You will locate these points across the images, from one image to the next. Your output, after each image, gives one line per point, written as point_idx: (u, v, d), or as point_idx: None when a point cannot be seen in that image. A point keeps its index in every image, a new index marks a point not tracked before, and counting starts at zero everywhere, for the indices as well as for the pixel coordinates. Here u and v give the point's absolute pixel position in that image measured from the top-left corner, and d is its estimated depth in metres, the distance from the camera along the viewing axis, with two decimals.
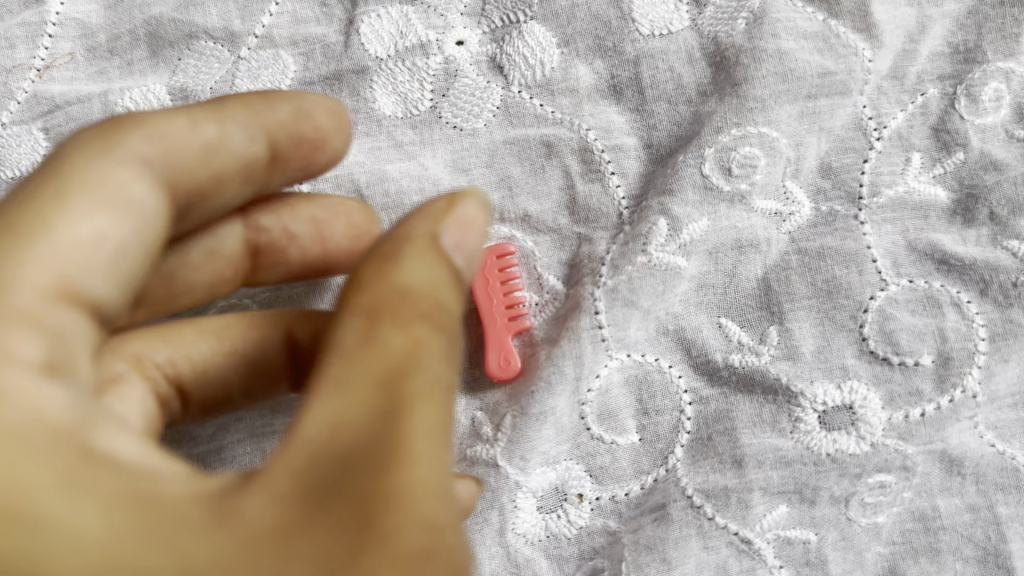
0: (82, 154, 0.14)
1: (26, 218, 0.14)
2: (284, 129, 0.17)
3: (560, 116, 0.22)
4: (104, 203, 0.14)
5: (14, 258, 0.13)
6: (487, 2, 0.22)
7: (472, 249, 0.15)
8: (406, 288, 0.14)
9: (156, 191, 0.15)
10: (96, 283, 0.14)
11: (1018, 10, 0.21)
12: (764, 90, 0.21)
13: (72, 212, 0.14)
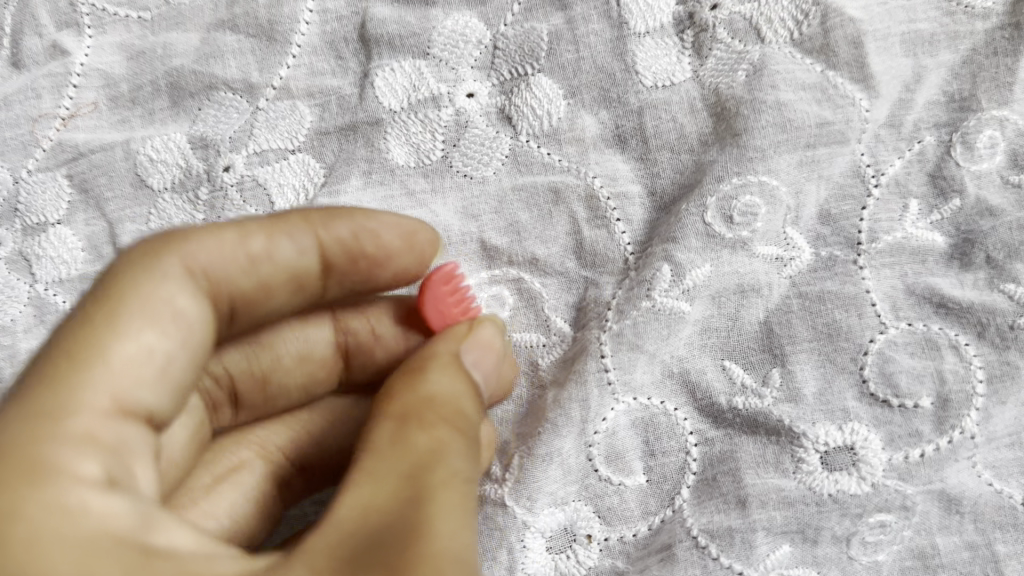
0: (130, 275, 0.16)
1: (81, 344, 0.15)
2: (339, 244, 0.19)
3: (567, 164, 0.22)
4: (152, 317, 0.16)
5: (82, 377, 0.15)
6: (496, 55, 0.23)
7: (491, 368, 0.19)
8: (429, 395, 0.17)
9: (198, 300, 0.16)
10: (147, 394, 0.16)
11: (1011, 60, 0.22)
12: (764, 141, 0.22)
13: (124, 332, 0.15)
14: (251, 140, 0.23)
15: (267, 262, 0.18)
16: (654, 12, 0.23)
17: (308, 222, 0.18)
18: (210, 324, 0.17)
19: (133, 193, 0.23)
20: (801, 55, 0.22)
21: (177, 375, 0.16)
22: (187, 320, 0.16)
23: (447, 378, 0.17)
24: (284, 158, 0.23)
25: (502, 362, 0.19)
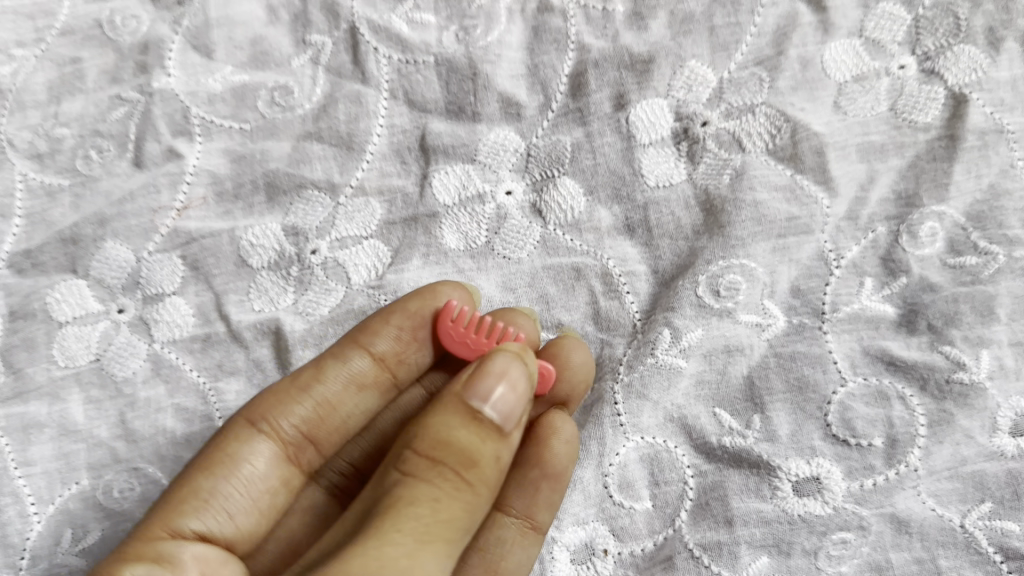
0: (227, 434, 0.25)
1: (191, 482, 0.24)
2: (362, 330, 0.26)
3: (587, 248, 0.28)
4: (230, 472, 0.25)
5: (188, 498, 0.24)
6: (530, 161, 0.29)
7: (495, 400, 0.21)
8: (423, 441, 0.21)
9: (261, 445, 0.25)
10: (222, 522, 0.24)
11: (946, 165, 0.27)
12: (744, 231, 0.27)
13: (220, 475, 0.24)
14: (333, 230, 0.29)
15: (320, 386, 0.26)
16: (656, 127, 0.28)
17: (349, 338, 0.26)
18: (264, 468, 0.25)
19: (236, 271, 0.29)
20: (774, 161, 0.28)
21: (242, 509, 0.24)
22: (256, 470, 0.25)
23: (444, 416, 0.21)
24: (360, 243, 0.28)
25: (518, 393, 0.21)
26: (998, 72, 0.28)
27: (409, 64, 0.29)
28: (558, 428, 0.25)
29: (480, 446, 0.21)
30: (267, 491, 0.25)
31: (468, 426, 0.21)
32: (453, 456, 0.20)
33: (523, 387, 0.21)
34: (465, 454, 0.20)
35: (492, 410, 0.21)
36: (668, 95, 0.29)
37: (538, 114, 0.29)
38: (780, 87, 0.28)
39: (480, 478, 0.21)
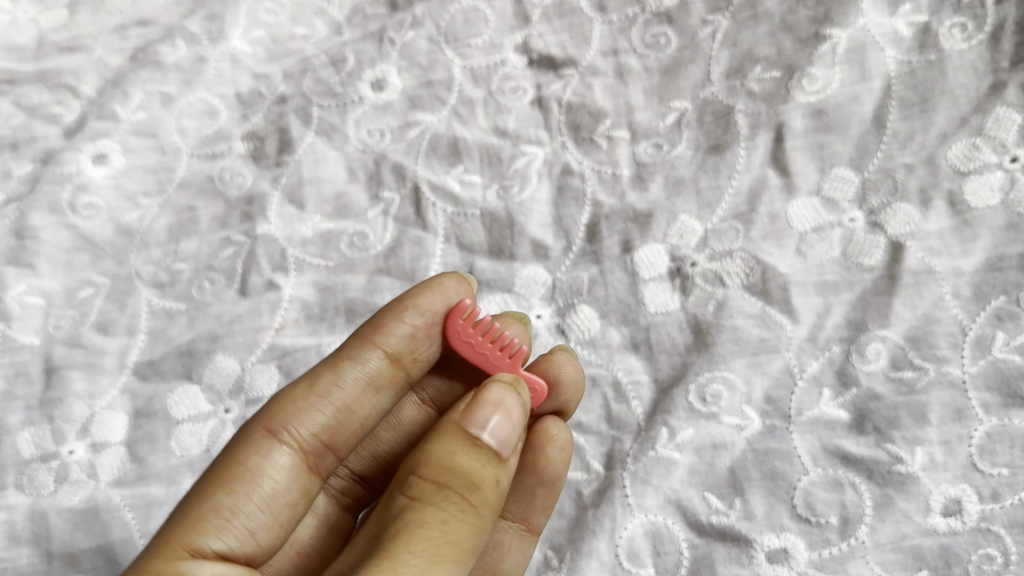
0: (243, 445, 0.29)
1: (209, 500, 0.27)
2: (376, 329, 0.31)
3: (600, 360, 0.36)
4: (249, 484, 0.28)
5: (209, 516, 0.27)
6: (555, 291, 0.37)
7: (490, 423, 0.26)
8: (429, 467, 0.26)
9: (279, 455, 0.29)
10: (246, 531, 0.27)
11: (886, 299, 0.34)
12: (725, 350, 0.35)
13: (237, 489, 0.28)
14: None
15: (335, 391, 0.31)
16: (655, 266, 0.36)
17: (362, 341, 0.31)
18: (283, 478, 0.29)
19: None
20: (750, 295, 0.35)
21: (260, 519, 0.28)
22: (277, 478, 0.28)
23: (451, 445, 0.26)
24: None
25: (513, 418, 0.27)
26: (928, 225, 0.35)
27: (459, 214, 0.37)
28: (552, 437, 0.32)
29: (479, 471, 0.26)
30: (285, 496, 0.29)
31: (470, 452, 0.26)
32: (457, 478, 0.25)
33: (516, 413, 0.27)
34: (466, 477, 0.25)
35: (489, 435, 0.26)
36: (665, 241, 0.37)
37: (562, 254, 0.37)
38: (753, 236, 0.36)
39: (482, 501, 0.25)
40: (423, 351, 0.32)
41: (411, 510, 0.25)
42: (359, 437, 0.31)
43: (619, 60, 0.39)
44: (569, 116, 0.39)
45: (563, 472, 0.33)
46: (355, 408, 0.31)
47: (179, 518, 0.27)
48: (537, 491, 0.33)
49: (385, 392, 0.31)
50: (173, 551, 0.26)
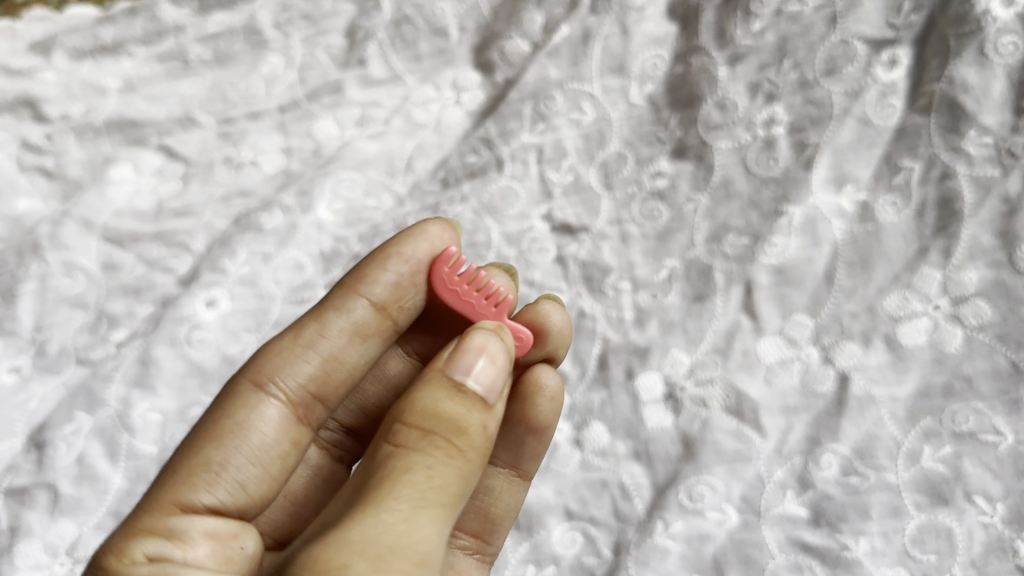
0: (233, 406, 0.37)
1: (198, 453, 0.36)
2: (358, 290, 0.40)
3: (609, 466, 0.45)
4: (237, 440, 0.37)
5: (202, 463, 0.35)
6: (570, 407, 0.47)
7: (469, 368, 0.32)
8: (417, 410, 0.31)
9: (270, 409, 0.38)
10: (236, 478, 0.36)
11: (835, 419, 0.44)
12: (708, 460, 0.44)
13: (226, 447, 0.36)
14: None
15: (319, 346, 0.40)
16: (651, 389, 0.47)
17: (345, 300, 0.40)
18: (267, 434, 0.37)
19: None
20: (728, 414, 0.45)
21: (246, 469, 0.36)
22: (266, 431, 0.37)
23: (437, 392, 0.32)
24: None
25: (496, 360, 0.33)
26: (870, 360, 0.45)
27: None
28: (543, 386, 0.42)
29: (465, 416, 0.31)
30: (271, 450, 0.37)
31: (454, 396, 0.31)
32: (443, 424, 0.31)
33: (500, 357, 0.33)
34: (452, 423, 0.31)
35: (472, 377, 0.32)
36: (660, 369, 0.47)
37: (577, 379, 0.48)
38: (730, 366, 0.46)
39: (467, 444, 0.31)
40: (400, 304, 0.41)
41: (399, 454, 0.30)
42: (345, 383, 0.40)
43: (622, 229, 0.51)
44: (583, 271, 0.50)
45: (555, 421, 0.43)
46: (342, 353, 0.40)
47: (175, 472, 0.35)
48: (532, 442, 0.43)
49: (367, 343, 0.41)
50: (169, 505, 0.34)
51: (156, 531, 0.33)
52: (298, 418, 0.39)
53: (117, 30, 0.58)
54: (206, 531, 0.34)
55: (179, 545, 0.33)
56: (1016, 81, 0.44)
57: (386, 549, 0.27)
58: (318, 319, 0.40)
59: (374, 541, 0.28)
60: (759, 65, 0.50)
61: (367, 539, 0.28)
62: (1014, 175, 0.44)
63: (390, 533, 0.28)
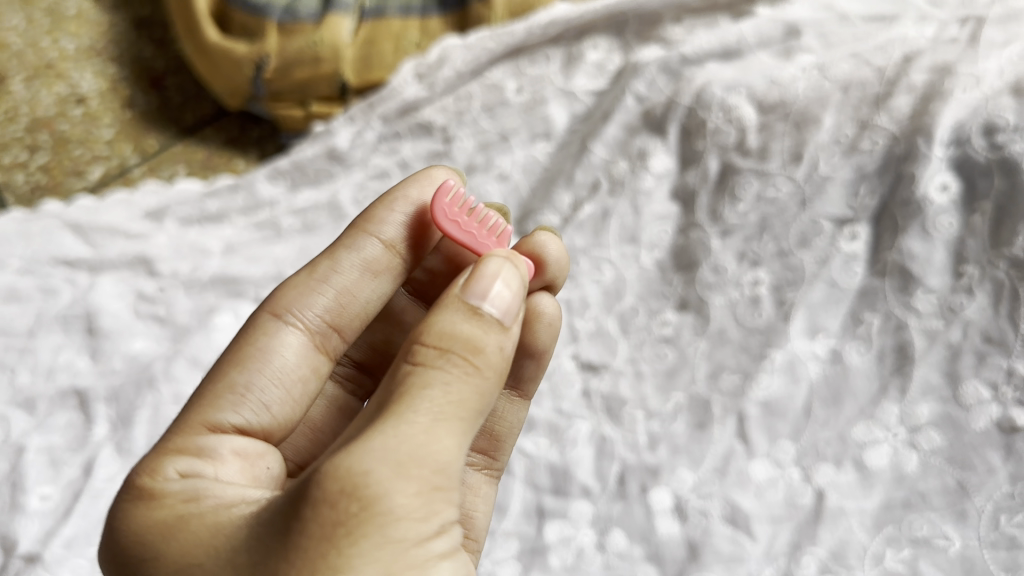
0: (256, 339, 0.43)
1: (224, 383, 0.41)
2: (366, 226, 0.46)
3: (625, 565, 0.51)
4: (257, 370, 0.42)
5: (226, 390, 0.41)
6: (595, 518, 0.53)
7: (482, 295, 0.35)
8: (433, 331, 0.34)
9: (288, 337, 0.44)
10: (260, 402, 0.42)
11: (816, 532, 0.50)
12: (709, 561, 0.50)
13: (246, 374, 0.42)
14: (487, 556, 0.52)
15: (331, 279, 0.45)
16: (660, 501, 0.52)
17: (353, 238, 0.46)
18: (287, 362, 0.43)
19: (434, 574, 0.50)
20: (725, 523, 0.51)
21: (269, 396, 0.42)
22: (285, 359, 0.43)
23: (455, 315, 0.35)
24: (508, 558, 0.52)
25: (510, 282, 0.36)
26: (844, 478, 0.51)
27: (532, 466, 0.55)
28: (541, 312, 0.47)
29: (481, 336, 0.34)
30: (292, 380, 0.43)
31: (474, 319, 0.35)
32: (460, 343, 0.34)
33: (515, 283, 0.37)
34: (468, 343, 0.34)
35: (487, 301, 0.35)
36: (669, 486, 0.53)
37: (600, 492, 0.53)
38: (727, 482, 0.52)
39: (483, 362, 0.34)
40: (408, 241, 0.46)
41: (420, 370, 0.33)
42: (359, 314, 0.46)
43: (637, 367, 0.58)
44: (604, 403, 0.57)
45: (552, 344, 0.48)
46: (356, 290, 0.46)
47: (202, 400, 0.41)
48: (531, 366, 0.49)
49: (379, 279, 0.46)
50: (198, 426, 0.40)
51: (188, 450, 0.39)
52: (316, 348, 0.45)
53: (221, 203, 0.74)
54: (233, 449, 0.40)
55: (210, 462, 0.39)
56: (953, 253, 0.53)
57: (408, 459, 0.30)
58: (329, 258, 0.46)
59: (397, 451, 0.30)
60: (744, 238, 0.59)
61: (389, 450, 0.30)
62: (954, 327, 0.51)
63: (411, 444, 0.31)
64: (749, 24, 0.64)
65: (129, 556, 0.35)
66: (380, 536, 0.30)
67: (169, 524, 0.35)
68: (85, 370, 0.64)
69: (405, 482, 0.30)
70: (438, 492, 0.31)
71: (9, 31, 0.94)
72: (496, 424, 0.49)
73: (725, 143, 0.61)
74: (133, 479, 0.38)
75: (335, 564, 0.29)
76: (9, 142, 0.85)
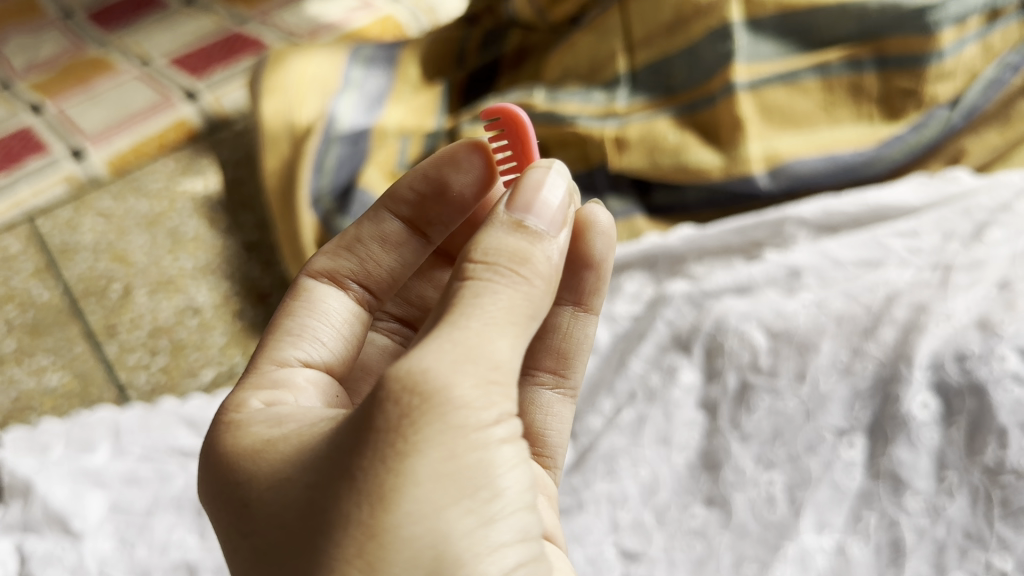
0: (298, 299, 0.58)
1: (281, 330, 0.56)
2: (387, 203, 0.61)
3: None
4: (312, 320, 0.57)
5: (285, 335, 0.55)
6: None
7: (523, 213, 0.46)
8: (482, 249, 0.45)
9: (333, 299, 0.59)
10: (320, 343, 0.56)
11: None
12: None
13: (299, 324, 0.56)
14: None
15: (358, 250, 0.61)
16: None
17: (374, 219, 0.61)
18: (341, 314, 0.58)
19: None
20: None
21: (324, 338, 0.57)
22: (331, 309, 0.58)
23: (500, 233, 0.45)
24: None
25: (550, 194, 0.48)
26: None
27: None
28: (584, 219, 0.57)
29: (526, 249, 0.45)
30: (341, 327, 0.58)
31: (518, 229, 0.45)
32: (505, 258, 0.44)
33: (556, 193, 0.48)
34: (513, 257, 0.44)
35: (529, 212, 0.46)
36: None
37: None
38: None
39: (528, 269, 0.44)
40: (419, 216, 0.61)
41: (471, 283, 0.43)
42: (388, 275, 0.62)
43: (670, 555, 0.66)
44: None
45: (608, 253, 0.59)
46: (381, 258, 0.61)
47: (267, 347, 0.55)
48: (593, 278, 0.60)
49: (399, 248, 0.62)
50: (268, 363, 0.53)
51: (263, 385, 0.51)
52: (359, 303, 0.60)
53: None
54: (308, 378, 0.53)
55: (289, 393, 0.51)
56: (936, 461, 0.62)
57: (464, 358, 0.40)
58: (356, 234, 0.61)
59: (454, 354, 0.40)
60: (761, 444, 0.67)
61: (447, 354, 0.40)
62: (939, 525, 0.60)
63: (466, 346, 0.40)
64: (759, 267, 0.77)
65: (228, 477, 0.45)
66: (444, 424, 0.39)
67: (258, 445, 0.45)
68: (193, 547, 0.75)
69: (463, 377, 0.39)
70: (494, 385, 0.41)
71: (136, 253, 1.17)
72: (567, 346, 0.63)
73: (741, 363, 0.71)
74: (222, 415, 0.49)
75: (403, 449, 0.38)
76: (135, 347, 1.03)
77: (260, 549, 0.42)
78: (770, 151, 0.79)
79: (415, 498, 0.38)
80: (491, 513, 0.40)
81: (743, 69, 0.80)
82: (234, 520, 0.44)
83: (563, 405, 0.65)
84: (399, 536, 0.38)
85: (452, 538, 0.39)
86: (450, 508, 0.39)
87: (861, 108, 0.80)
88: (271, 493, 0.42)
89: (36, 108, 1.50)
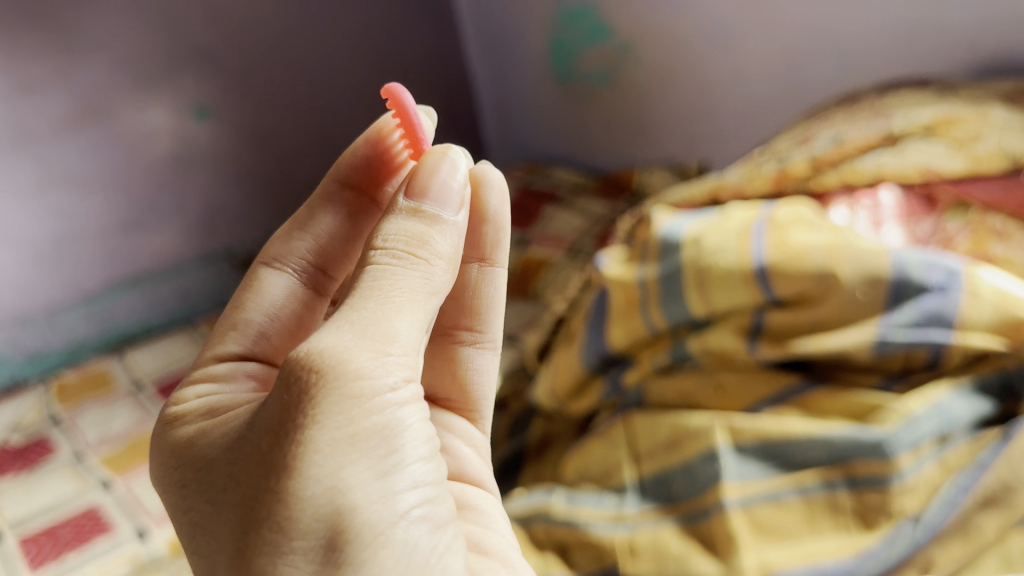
0: (249, 288, 0.89)
1: (229, 318, 0.87)
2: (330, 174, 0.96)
3: None
4: (258, 301, 0.88)
5: (238, 321, 0.86)
6: None
7: (417, 198, 0.73)
8: (384, 230, 0.70)
9: (279, 277, 0.91)
10: (261, 321, 0.86)
11: None
12: None
13: (247, 312, 0.87)
14: None
15: (298, 234, 0.94)
16: None
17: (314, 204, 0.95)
18: (286, 292, 0.90)
19: None
20: None
21: (265, 320, 0.87)
22: (275, 288, 0.90)
23: (402, 222, 0.71)
24: None
25: (440, 186, 0.74)
26: None
27: None
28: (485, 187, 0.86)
29: (422, 233, 0.71)
30: (284, 304, 0.89)
31: (416, 214, 0.72)
32: (404, 241, 0.70)
33: (445, 189, 0.74)
34: (413, 240, 0.70)
35: (425, 199, 0.73)
36: None
37: None
38: None
39: (423, 249, 0.70)
40: (352, 184, 0.95)
41: (376, 268, 0.67)
42: (327, 247, 0.94)
43: None
44: None
45: (501, 207, 0.87)
46: (319, 232, 0.94)
47: (222, 339, 0.85)
48: (491, 231, 0.88)
49: (336, 220, 0.95)
50: (215, 358, 0.82)
51: (209, 378, 0.79)
52: (294, 288, 0.91)
53: None
54: (247, 371, 0.80)
55: (226, 381, 0.79)
56: None
57: (360, 338, 0.62)
58: (299, 223, 0.95)
59: (350, 335, 0.62)
60: None
61: (344, 338, 0.62)
62: None
63: (361, 327, 0.63)
64: None
65: (182, 476, 0.66)
66: (337, 395, 0.59)
67: (195, 438, 0.68)
68: None
69: (357, 356, 0.61)
70: (389, 356, 0.62)
71: None
72: (477, 304, 0.91)
73: None
74: (168, 418, 0.74)
75: (304, 423, 0.58)
76: None
77: (196, 523, 0.64)
78: (762, 562, 0.89)
79: (314, 464, 0.58)
80: (385, 468, 0.61)
81: (733, 488, 0.95)
82: (183, 500, 0.65)
83: (483, 355, 0.93)
84: (303, 497, 0.57)
85: (349, 491, 0.59)
86: (347, 468, 0.59)
87: (839, 521, 0.90)
88: (207, 478, 0.63)
89: (104, 486, 1.65)
